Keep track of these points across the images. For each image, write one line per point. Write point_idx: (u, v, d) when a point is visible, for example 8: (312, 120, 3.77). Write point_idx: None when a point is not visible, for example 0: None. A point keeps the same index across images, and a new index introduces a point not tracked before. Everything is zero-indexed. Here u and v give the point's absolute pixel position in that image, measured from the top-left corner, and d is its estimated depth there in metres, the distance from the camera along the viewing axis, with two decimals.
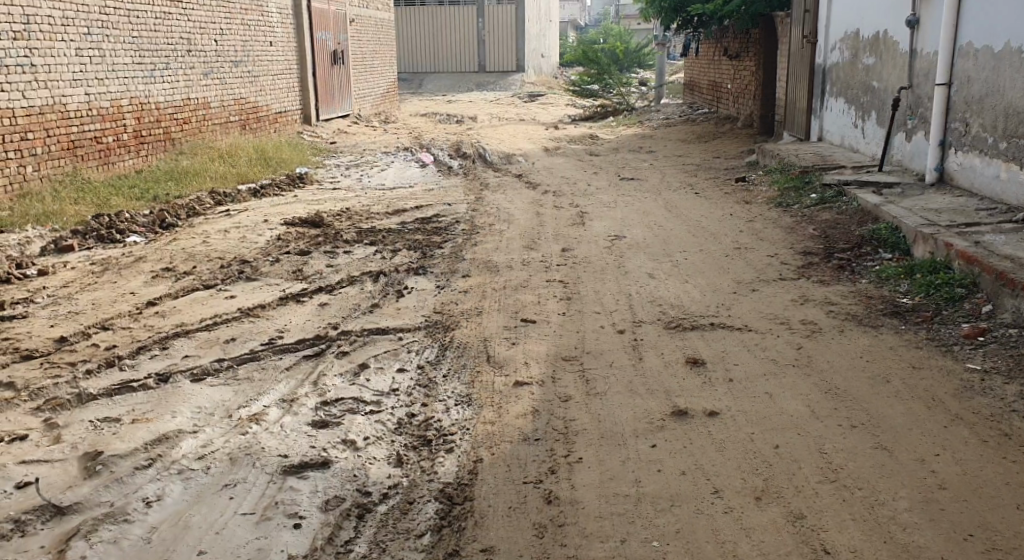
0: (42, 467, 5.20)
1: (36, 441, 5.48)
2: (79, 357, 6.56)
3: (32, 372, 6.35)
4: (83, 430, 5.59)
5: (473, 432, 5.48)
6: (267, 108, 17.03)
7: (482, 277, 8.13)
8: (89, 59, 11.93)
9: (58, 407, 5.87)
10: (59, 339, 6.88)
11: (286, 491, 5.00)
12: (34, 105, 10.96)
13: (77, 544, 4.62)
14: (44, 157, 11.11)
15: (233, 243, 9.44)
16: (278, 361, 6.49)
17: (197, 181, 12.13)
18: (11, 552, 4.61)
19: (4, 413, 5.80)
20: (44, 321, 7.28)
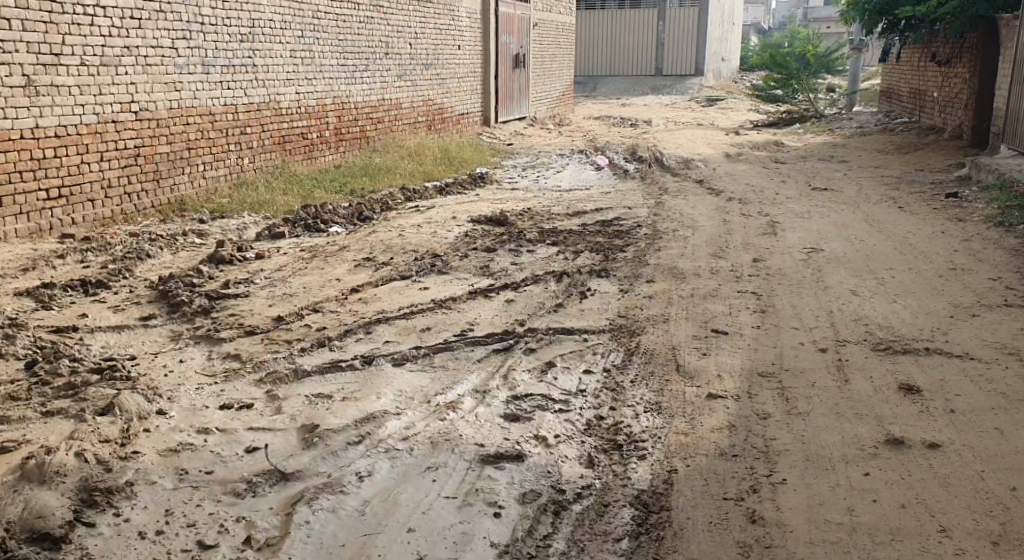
0: (266, 435, 5.43)
1: (260, 410, 5.72)
2: (294, 336, 6.83)
3: (255, 346, 6.67)
4: (301, 403, 5.80)
5: (666, 440, 5.37)
6: (452, 109, 17.40)
7: (666, 284, 7.97)
8: (301, 61, 12.55)
9: (278, 380, 6.12)
10: (277, 317, 7.19)
11: (486, 479, 5.04)
12: (254, 102, 11.71)
13: (301, 510, 4.79)
14: (259, 150, 11.90)
15: (426, 237, 9.65)
16: (470, 353, 6.56)
17: (390, 177, 12.56)
18: (244, 510, 4.81)
19: (232, 383, 6.09)
20: (263, 300, 7.63)
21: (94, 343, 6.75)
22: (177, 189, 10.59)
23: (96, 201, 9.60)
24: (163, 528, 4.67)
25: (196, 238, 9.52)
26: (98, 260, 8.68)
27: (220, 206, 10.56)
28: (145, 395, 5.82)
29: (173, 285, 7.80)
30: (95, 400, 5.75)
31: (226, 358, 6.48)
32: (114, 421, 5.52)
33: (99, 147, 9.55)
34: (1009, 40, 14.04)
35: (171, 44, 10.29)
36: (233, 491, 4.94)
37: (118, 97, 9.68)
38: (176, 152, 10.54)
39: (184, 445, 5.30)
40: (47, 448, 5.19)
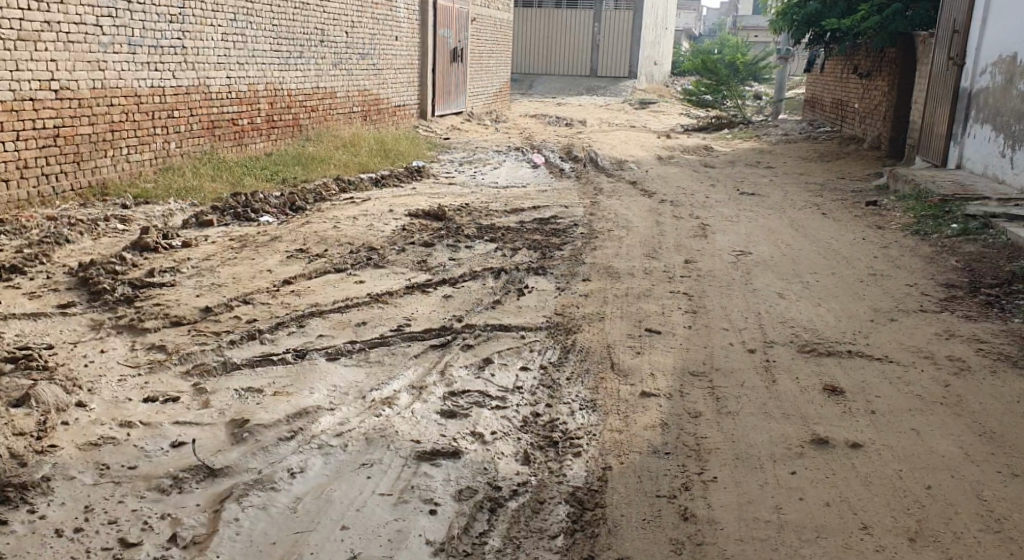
0: (192, 429, 5.28)
1: (186, 404, 5.57)
2: (223, 327, 6.67)
3: (180, 337, 6.49)
4: (229, 398, 5.66)
5: (601, 438, 5.38)
6: (388, 101, 17.24)
7: (601, 283, 7.99)
8: (233, 45, 12.29)
9: (205, 373, 5.97)
10: (204, 308, 7.01)
11: (420, 476, 4.99)
12: (182, 85, 11.43)
13: (229, 507, 4.67)
14: (185, 135, 11.62)
15: (362, 230, 9.53)
16: (405, 348, 6.48)
17: (323, 167, 12.37)
18: (169, 507, 4.67)
19: (157, 375, 5.92)
20: (190, 290, 7.44)
21: (8, 331, 6.50)
22: (99, 172, 10.27)
23: (10, 181, 9.25)
24: (82, 525, 4.51)
25: (119, 224, 9.23)
26: (13, 243, 8.38)
27: (144, 191, 10.27)
28: (63, 386, 5.62)
29: (94, 272, 7.55)
30: (10, 390, 5.52)
31: (151, 349, 6.30)
32: (30, 413, 5.32)
33: (14, 126, 9.22)
34: (924, 57, 14.43)
35: (95, 22, 9.97)
36: (157, 487, 4.80)
37: (36, 74, 9.36)
38: (99, 133, 10.23)
39: (105, 439, 5.13)
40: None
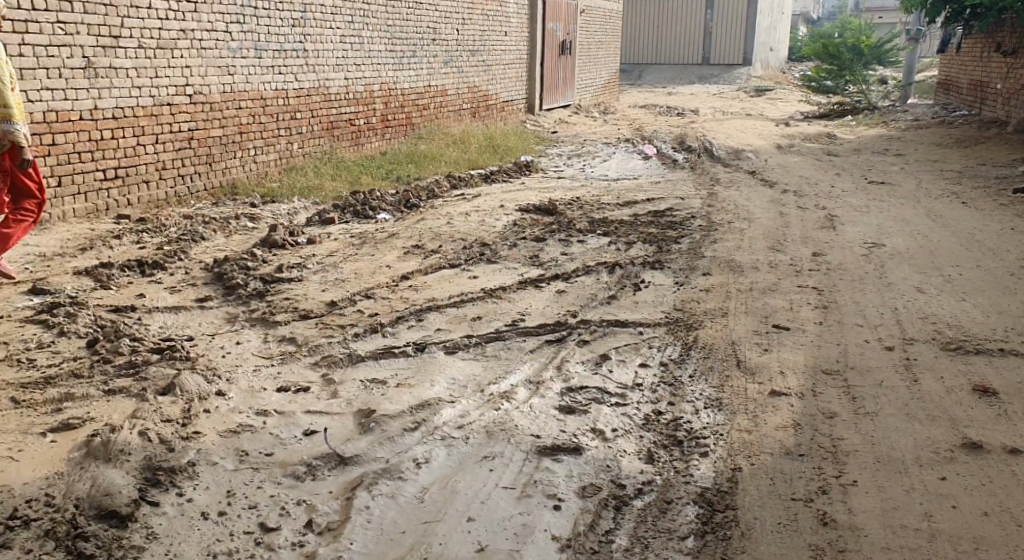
0: (322, 418, 5.30)
1: (316, 393, 5.60)
2: (347, 321, 6.71)
3: (309, 330, 6.55)
4: (356, 388, 5.68)
5: (728, 438, 5.16)
6: (496, 97, 17.21)
7: (722, 277, 7.72)
8: (350, 47, 12.42)
9: (333, 363, 6.00)
10: (330, 302, 7.06)
11: (543, 471, 4.87)
12: (304, 87, 11.60)
13: (360, 495, 4.67)
14: (307, 135, 11.80)
15: (474, 225, 9.49)
16: (520, 343, 6.38)
17: (435, 164, 12.39)
18: (304, 493, 4.71)
19: (289, 365, 5.98)
20: (316, 285, 7.52)
21: (151, 323, 6.67)
22: (229, 172, 10.55)
23: (150, 182, 9.59)
24: (226, 509, 4.57)
25: (248, 222, 9.43)
26: (155, 240, 8.63)
27: (271, 190, 10.46)
28: (205, 376, 5.73)
29: (228, 267, 7.70)
30: (156, 379, 5.70)
31: (282, 341, 6.37)
32: (176, 401, 5.45)
33: (154, 130, 9.52)
34: None
35: (225, 29, 10.20)
36: (292, 474, 4.83)
37: (173, 80, 9.64)
38: (228, 135, 10.48)
39: (244, 426, 5.20)
40: (111, 427, 5.12)
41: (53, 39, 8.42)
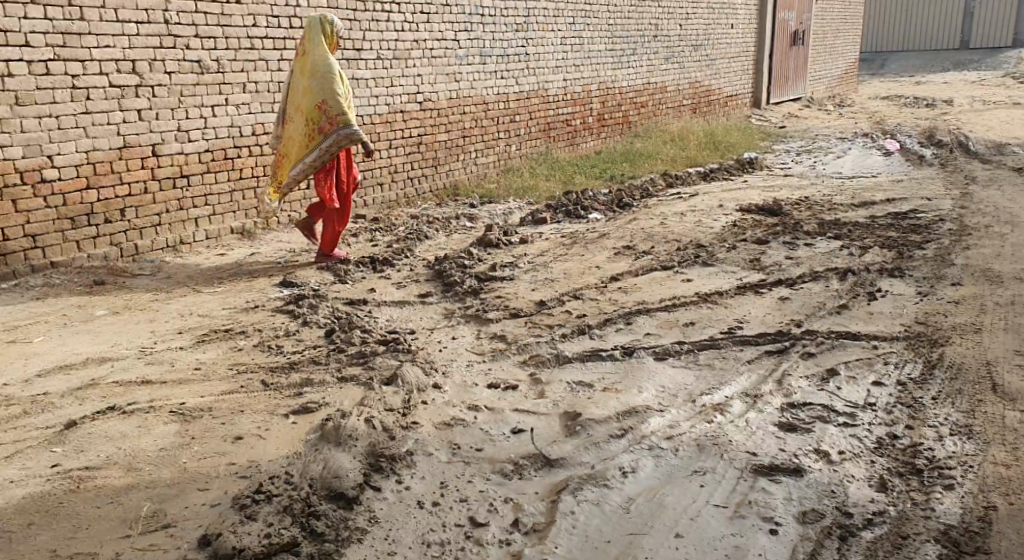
0: (530, 418, 4.91)
1: (525, 392, 5.21)
2: (555, 321, 6.23)
3: (518, 328, 6.14)
4: (563, 390, 5.22)
5: (980, 471, 4.35)
6: (720, 91, 16.32)
7: (976, 288, 6.68)
8: (571, 48, 12.01)
9: (541, 363, 5.56)
10: (539, 301, 6.64)
11: (759, 491, 4.26)
12: (525, 90, 11.32)
13: (564, 499, 4.26)
14: (526, 138, 11.52)
15: (691, 225, 8.81)
16: (736, 352, 5.68)
17: (652, 162, 11.77)
18: (510, 492, 4.34)
19: (499, 363, 5.60)
20: (526, 284, 7.10)
21: (379, 315, 6.48)
22: (452, 175, 10.46)
23: (384, 185, 9.64)
24: (439, 500, 4.27)
25: (468, 222, 9.18)
26: (386, 239, 8.55)
27: (489, 192, 10.19)
28: (424, 368, 5.46)
29: (447, 266, 7.43)
30: (381, 369, 5.48)
31: (494, 338, 5.98)
32: (398, 391, 5.22)
33: (388, 136, 9.57)
34: None
35: (453, 37, 10.09)
36: (500, 471, 4.47)
37: (405, 88, 9.65)
38: (452, 140, 10.37)
39: (457, 420, 4.88)
40: (340, 412, 4.95)
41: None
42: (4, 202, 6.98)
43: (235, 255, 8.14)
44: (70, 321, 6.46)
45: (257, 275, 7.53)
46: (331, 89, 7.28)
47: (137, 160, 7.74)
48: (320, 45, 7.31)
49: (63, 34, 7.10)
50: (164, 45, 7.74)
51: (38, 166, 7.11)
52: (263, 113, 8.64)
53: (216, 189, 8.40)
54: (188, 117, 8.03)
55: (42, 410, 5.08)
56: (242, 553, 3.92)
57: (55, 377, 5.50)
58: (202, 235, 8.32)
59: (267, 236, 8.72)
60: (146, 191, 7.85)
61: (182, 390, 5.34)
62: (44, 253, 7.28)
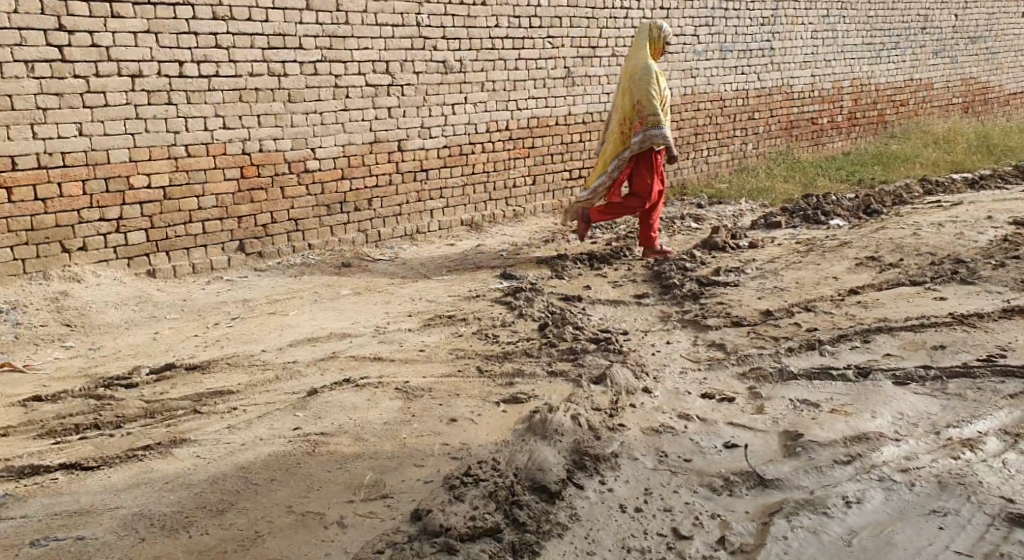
0: (744, 433, 4.54)
1: (741, 406, 4.83)
2: (782, 333, 5.77)
3: (739, 338, 5.73)
4: (785, 407, 4.82)
5: None
6: (1001, 88, 14.74)
7: None
8: (822, 41, 11.49)
9: (762, 377, 5.14)
10: (766, 311, 6.17)
11: (1015, 544, 3.74)
12: (766, 86, 10.94)
13: (777, 521, 3.90)
14: (764, 136, 11.14)
15: (949, 238, 7.78)
16: (997, 385, 4.99)
17: (908, 166, 10.79)
18: (718, 507, 4.01)
19: (715, 373, 5.23)
20: (752, 292, 6.62)
21: (594, 313, 6.26)
22: (681, 173, 10.28)
23: None
24: (642, 506, 3.99)
25: (692, 223, 8.80)
26: (605, 236, 8.38)
27: (719, 192, 9.85)
28: (634, 370, 5.19)
29: (667, 267, 7.10)
30: (590, 367, 5.26)
31: (712, 345, 5.62)
32: (605, 391, 4.98)
33: None
34: None
35: (693, 33, 9.91)
36: (709, 485, 4.14)
37: None
38: (684, 137, 10.21)
39: (666, 427, 4.58)
40: (547, 407, 4.75)
41: (543, 52, 8.81)
42: (272, 189, 7.33)
43: (462, 246, 8.18)
44: (320, 297, 6.67)
45: (481, 266, 7.49)
46: (647, 89, 7.08)
47: (385, 154, 7.95)
48: (644, 48, 7.19)
49: (329, 37, 7.38)
50: (415, 46, 7.91)
51: (303, 157, 7.43)
52: (498, 112, 8.64)
53: (451, 183, 8.49)
54: (430, 114, 8.15)
55: (290, 377, 5.20)
56: (447, 532, 3.73)
57: (304, 347, 5.63)
58: (435, 225, 8.44)
59: (493, 229, 8.68)
60: (390, 182, 8.05)
61: (408, 368, 5.32)
62: (303, 236, 7.60)
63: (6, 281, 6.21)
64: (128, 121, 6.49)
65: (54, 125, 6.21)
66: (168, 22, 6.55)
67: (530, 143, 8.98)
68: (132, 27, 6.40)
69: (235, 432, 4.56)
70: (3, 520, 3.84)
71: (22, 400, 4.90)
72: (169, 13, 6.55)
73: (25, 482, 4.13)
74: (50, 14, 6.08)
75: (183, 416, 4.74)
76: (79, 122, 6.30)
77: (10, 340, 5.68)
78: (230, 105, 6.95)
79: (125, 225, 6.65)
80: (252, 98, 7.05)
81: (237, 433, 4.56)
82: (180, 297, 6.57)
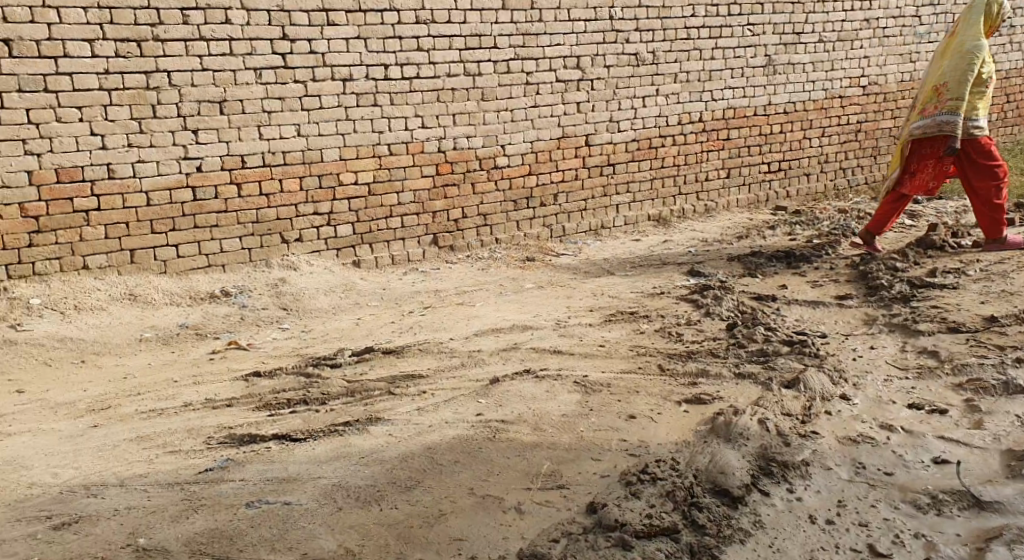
0: (959, 449, 4.51)
1: (957, 419, 4.78)
2: (1008, 342, 5.58)
3: (956, 345, 5.60)
4: (1009, 423, 4.72)
5: None
6: None
7: None
8: None
9: (982, 390, 5.04)
10: (991, 316, 5.95)
11: None
12: (1003, 67, 10.79)
13: (996, 549, 3.83)
14: (997, 123, 11.05)
15: None
16: None
17: None
18: (924, 527, 3.99)
19: (927, 383, 5.18)
20: (975, 296, 6.36)
21: (789, 314, 6.29)
22: None
23: (812, 175, 9.81)
24: (834, 519, 4.02)
25: (907, 220, 8.62)
26: (805, 234, 8.36)
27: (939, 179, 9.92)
28: (831, 376, 5.23)
29: (876, 267, 6.99)
30: (783, 370, 5.33)
31: (923, 353, 5.55)
32: (798, 396, 5.03)
33: (823, 122, 9.71)
34: None
35: (914, 14, 9.88)
36: (913, 502, 4.13)
37: (848, 72, 9.65)
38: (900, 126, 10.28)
39: (865, 438, 4.60)
40: (733, 409, 4.85)
41: (742, 40, 8.89)
42: (464, 185, 7.74)
43: (649, 241, 8.38)
44: (503, 290, 7.01)
45: (667, 262, 7.65)
46: (969, 71, 6.82)
47: (572, 149, 8.22)
48: (978, 25, 6.89)
49: (523, 36, 7.71)
50: (607, 40, 8.13)
51: (494, 154, 7.81)
52: (691, 103, 8.76)
53: (640, 177, 8.68)
54: (620, 108, 8.37)
55: (476, 364, 5.55)
56: (623, 528, 3.85)
57: (489, 337, 5.99)
58: (621, 219, 8.65)
59: (681, 225, 8.85)
60: (577, 177, 8.32)
61: (588, 363, 5.55)
62: (493, 230, 7.98)
63: (233, 268, 6.89)
64: (339, 123, 7.05)
65: (275, 127, 6.81)
66: (376, 27, 7.05)
67: (725, 135, 9.10)
68: (344, 33, 6.94)
69: (423, 414, 4.91)
70: (226, 481, 4.25)
71: (245, 375, 5.47)
72: (378, 19, 7.05)
73: (245, 449, 4.59)
74: (277, 25, 6.67)
75: (379, 396, 5.15)
76: (297, 123, 6.89)
77: (237, 319, 6.34)
78: (428, 105, 7.40)
79: (335, 218, 7.23)
80: (448, 97, 7.48)
81: (425, 415, 4.91)
82: (380, 286, 7.07)
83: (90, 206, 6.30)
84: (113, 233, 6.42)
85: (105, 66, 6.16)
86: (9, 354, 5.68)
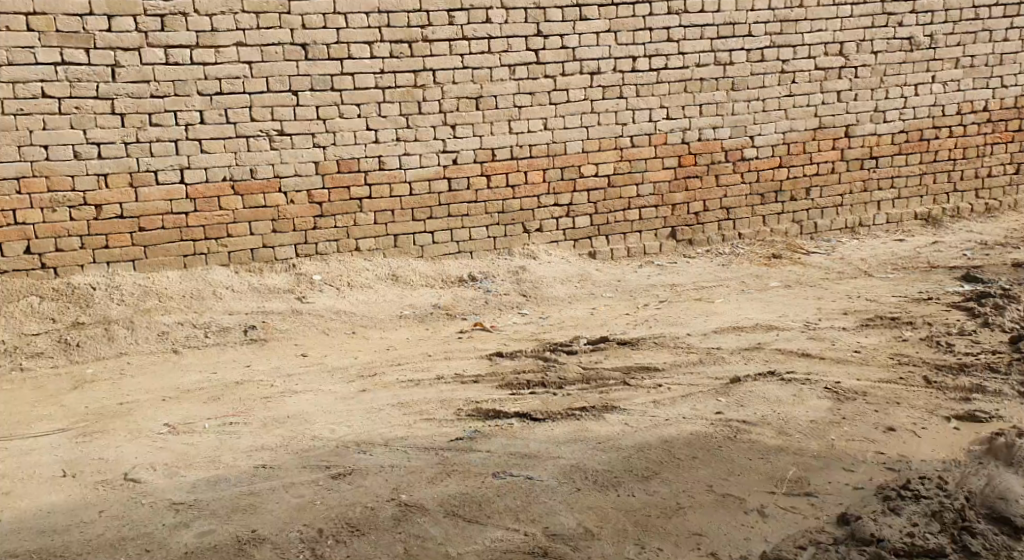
0: None
1: None
2: None
3: None
4: None
5: None
6: None
7: None
8: None
9: None
10: None
11: None
12: None
13: None
14: None
15: None
16: None
17: None
18: None
19: None
20: None
21: None
22: None
23: None
24: None
25: None
26: None
27: None
28: None
29: None
30: None
31: None
32: None
33: None
34: None
35: None
36: None
37: None
38: None
39: None
40: (1014, 430, 4.63)
41: None
42: (707, 177, 7.76)
43: (916, 242, 8.07)
44: (747, 287, 7.01)
45: (936, 266, 7.35)
46: None
47: (830, 141, 8.05)
48: None
49: (781, 22, 7.63)
50: (877, 23, 7.89)
51: (741, 146, 7.78)
52: (974, 90, 8.34)
53: (906, 171, 8.37)
54: (887, 97, 8.11)
55: (713, 362, 5.58)
56: (881, 542, 3.69)
57: (728, 335, 6.00)
58: (882, 218, 8.36)
59: (953, 225, 8.45)
60: (832, 171, 8.13)
61: (838, 369, 5.43)
62: (735, 225, 7.97)
63: (480, 255, 7.29)
64: (584, 115, 7.29)
65: (525, 120, 7.14)
66: (628, 20, 7.22)
67: (1015, 126, 8.62)
68: (595, 27, 7.16)
69: (660, 407, 5.01)
70: (473, 451, 4.57)
71: (489, 354, 5.82)
72: (629, 11, 7.22)
73: (490, 423, 4.90)
74: (532, 22, 7.00)
75: (614, 385, 5.29)
76: (544, 117, 7.19)
77: (483, 302, 6.72)
78: (675, 96, 7.48)
79: (574, 210, 7.47)
80: (695, 88, 7.52)
81: (661, 408, 4.99)
82: (615, 277, 7.24)
83: (363, 194, 6.89)
84: (381, 219, 6.98)
85: (381, 66, 6.71)
86: (299, 324, 6.31)
